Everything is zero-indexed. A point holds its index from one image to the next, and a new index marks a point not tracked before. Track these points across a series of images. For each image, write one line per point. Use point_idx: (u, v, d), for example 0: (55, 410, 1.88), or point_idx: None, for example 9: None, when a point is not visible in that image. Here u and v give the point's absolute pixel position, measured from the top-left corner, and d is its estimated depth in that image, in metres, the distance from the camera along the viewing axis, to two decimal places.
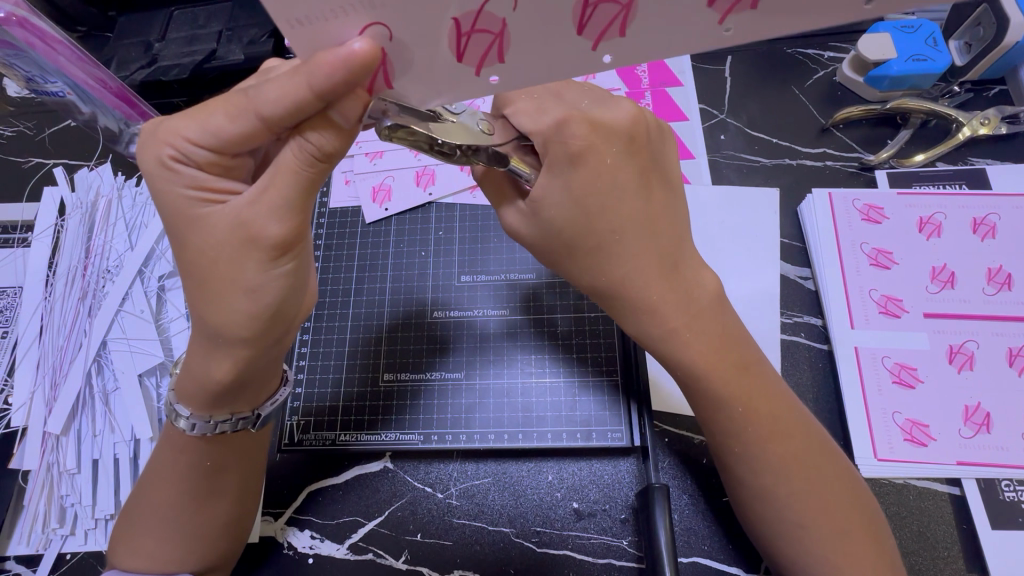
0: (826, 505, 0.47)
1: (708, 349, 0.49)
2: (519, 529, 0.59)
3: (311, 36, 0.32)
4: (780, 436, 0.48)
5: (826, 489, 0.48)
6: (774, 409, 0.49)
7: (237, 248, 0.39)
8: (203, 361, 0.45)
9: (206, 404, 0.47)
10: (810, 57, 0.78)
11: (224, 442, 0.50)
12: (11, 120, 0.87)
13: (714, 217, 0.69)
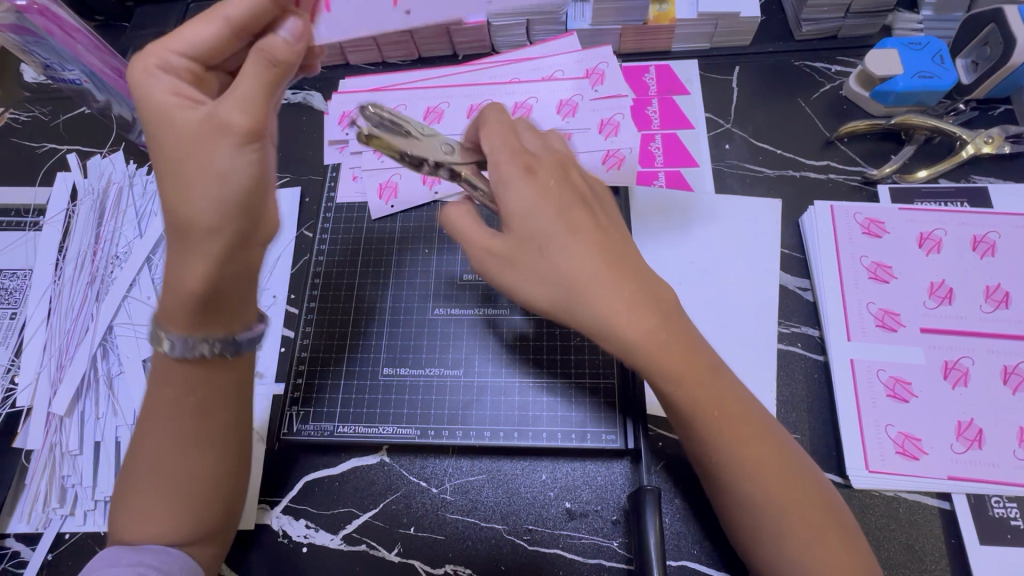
0: (798, 510, 0.47)
1: (662, 350, 0.46)
2: (511, 526, 0.60)
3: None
4: (743, 437, 0.48)
5: (795, 494, 0.47)
6: (742, 412, 0.48)
7: (208, 134, 0.44)
8: (175, 268, 0.45)
9: (190, 321, 0.47)
10: (817, 70, 0.79)
11: (208, 382, 0.49)
12: (27, 106, 0.89)
13: (716, 226, 0.70)
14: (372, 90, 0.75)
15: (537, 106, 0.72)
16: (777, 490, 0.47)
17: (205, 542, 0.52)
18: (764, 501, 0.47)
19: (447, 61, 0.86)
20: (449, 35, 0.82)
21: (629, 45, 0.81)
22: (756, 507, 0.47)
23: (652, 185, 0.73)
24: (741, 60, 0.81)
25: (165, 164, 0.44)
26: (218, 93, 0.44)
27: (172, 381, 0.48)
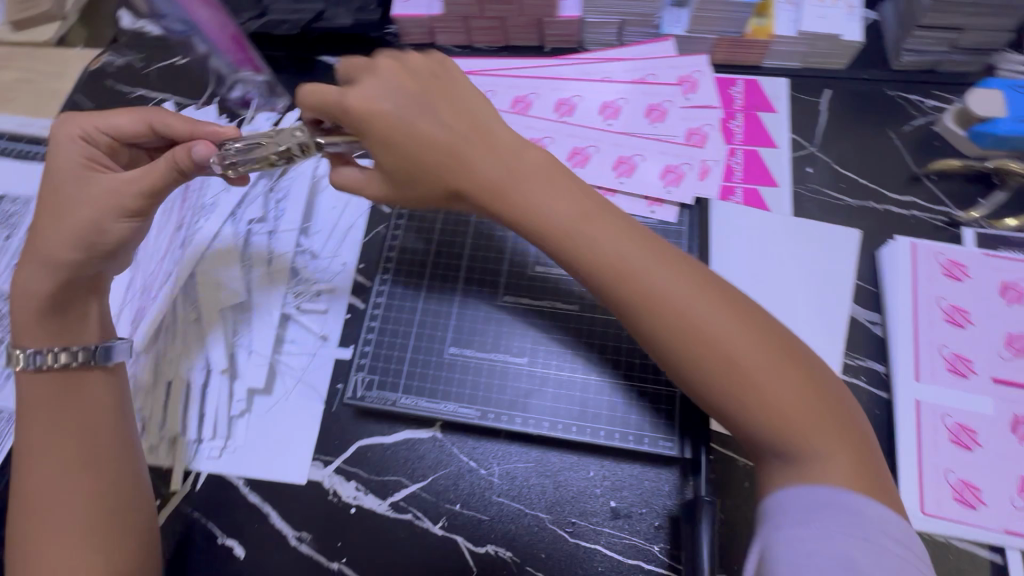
0: (778, 391, 0.45)
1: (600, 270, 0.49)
2: (555, 517, 0.61)
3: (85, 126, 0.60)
4: (718, 326, 0.47)
5: (772, 386, 0.45)
6: (728, 303, 0.48)
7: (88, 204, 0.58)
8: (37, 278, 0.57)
9: (49, 334, 0.58)
10: (912, 102, 0.77)
11: (74, 401, 0.57)
12: (122, 50, 0.91)
13: (790, 248, 0.69)
14: (462, 73, 0.78)
15: (625, 107, 0.73)
16: (754, 377, 0.45)
17: None
18: (735, 385, 0.46)
19: (533, 51, 0.86)
20: (540, 26, 0.82)
21: (720, 55, 0.80)
22: (726, 395, 0.46)
23: (730, 201, 0.72)
24: (834, 83, 0.79)
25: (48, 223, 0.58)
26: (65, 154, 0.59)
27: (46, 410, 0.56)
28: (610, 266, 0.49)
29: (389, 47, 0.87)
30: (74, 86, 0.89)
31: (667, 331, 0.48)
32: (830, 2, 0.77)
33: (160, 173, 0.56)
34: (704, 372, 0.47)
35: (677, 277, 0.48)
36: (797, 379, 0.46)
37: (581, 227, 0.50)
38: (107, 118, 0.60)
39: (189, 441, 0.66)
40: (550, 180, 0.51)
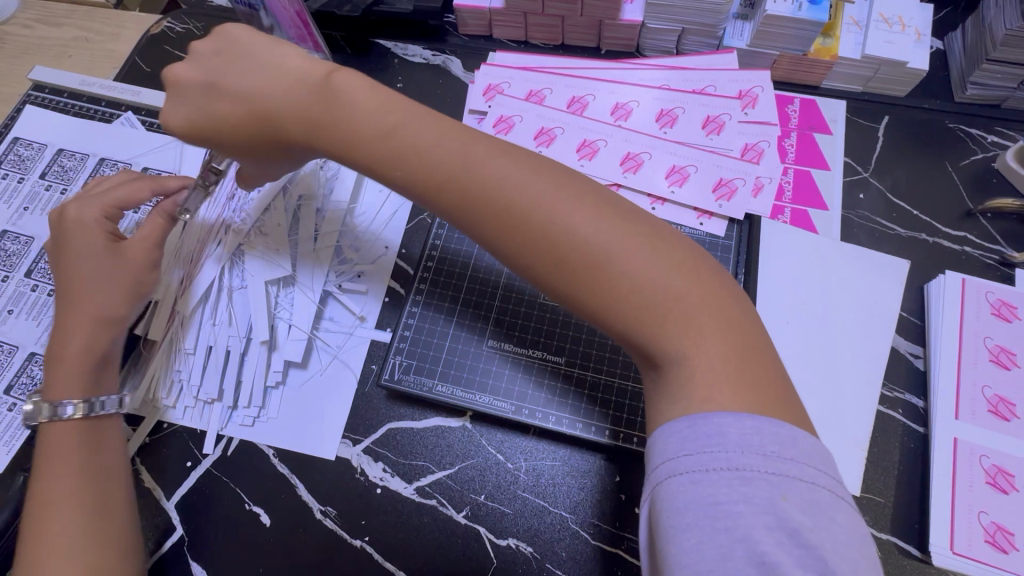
0: (685, 317, 0.42)
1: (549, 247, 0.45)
2: (578, 517, 0.61)
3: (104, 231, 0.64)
4: (598, 239, 0.44)
5: (636, 285, 0.43)
6: (629, 231, 0.45)
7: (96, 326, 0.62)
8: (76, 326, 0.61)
9: (86, 386, 0.60)
10: (972, 136, 0.76)
11: (99, 440, 0.59)
12: (182, 17, 0.92)
13: (837, 272, 0.68)
14: (520, 68, 0.77)
15: (682, 116, 0.73)
16: (665, 305, 0.42)
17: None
18: (640, 311, 0.42)
19: (589, 52, 0.86)
20: (600, 27, 0.82)
21: (779, 72, 0.79)
22: (647, 334, 0.43)
23: (777, 220, 0.72)
24: (893, 110, 0.78)
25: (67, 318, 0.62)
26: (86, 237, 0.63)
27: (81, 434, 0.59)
28: (483, 186, 0.47)
29: (446, 36, 0.87)
30: (134, 48, 0.91)
31: (563, 258, 0.44)
32: (900, 26, 0.75)
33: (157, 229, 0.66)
34: (595, 291, 0.44)
35: (555, 202, 0.45)
36: (695, 303, 0.42)
37: (466, 147, 0.49)
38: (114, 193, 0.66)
39: (224, 407, 0.67)
40: (473, 140, 0.49)
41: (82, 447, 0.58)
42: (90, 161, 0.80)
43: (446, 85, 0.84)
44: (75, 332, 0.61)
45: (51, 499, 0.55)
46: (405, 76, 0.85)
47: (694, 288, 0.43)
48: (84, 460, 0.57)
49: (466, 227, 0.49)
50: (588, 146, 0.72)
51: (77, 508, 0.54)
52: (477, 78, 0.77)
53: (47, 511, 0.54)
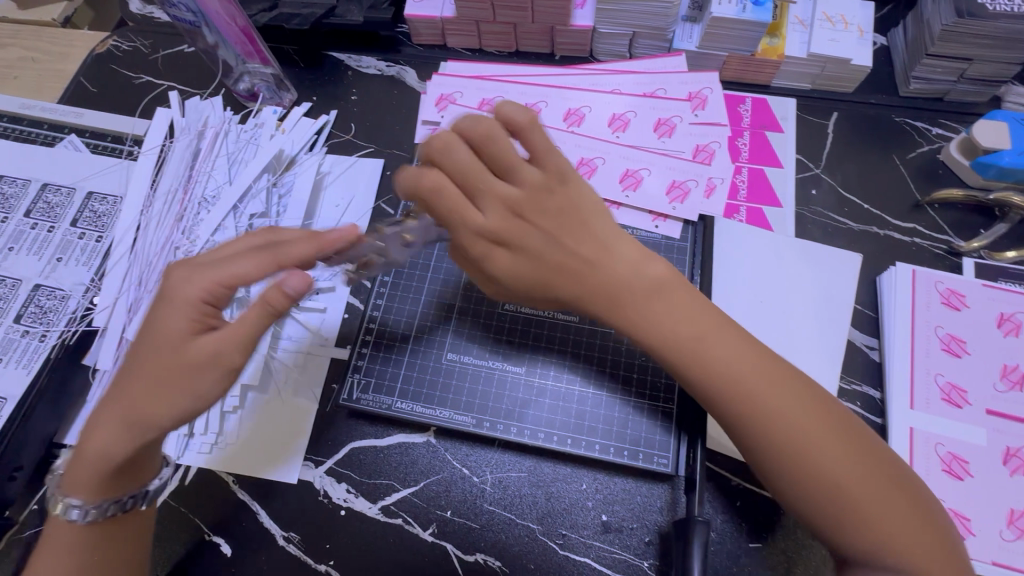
0: (867, 495, 0.45)
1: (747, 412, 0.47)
2: (546, 528, 0.61)
3: (177, 310, 0.48)
4: (785, 410, 0.47)
5: (834, 470, 0.45)
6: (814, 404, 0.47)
7: (125, 439, 0.49)
8: (105, 440, 0.49)
9: (103, 490, 0.51)
10: (918, 129, 0.78)
11: (98, 541, 0.52)
12: (129, 34, 0.90)
13: (793, 269, 0.69)
14: (472, 78, 0.77)
15: (634, 120, 0.73)
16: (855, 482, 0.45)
17: None
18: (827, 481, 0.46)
19: (543, 59, 0.86)
20: (552, 34, 0.82)
21: (730, 72, 0.80)
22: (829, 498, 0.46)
23: (733, 219, 0.73)
24: (842, 106, 0.80)
25: (112, 410, 0.49)
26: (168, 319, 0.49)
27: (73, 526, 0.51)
28: (665, 345, 0.49)
29: (400, 47, 0.87)
30: (79, 68, 0.88)
31: (739, 420, 0.47)
32: (843, 25, 0.76)
33: (252, 323, 0.48)
34: (789, 470, 0.46)
35: (732, 372, 0.48)
36: (866, 480, 0.46)
37: (636, 292, 0.50)
38: (239, 263, 0.49)
39: (180, 435, 0.65)
40: (677, 302, 0.50)
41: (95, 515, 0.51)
42: (32, 186, 0.75)
43: (401, 95, 0.83)
44: (104, 433, 0.49)
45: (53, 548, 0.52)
46: (360, 88, 0.84)
47: (881, 473, 0.46)
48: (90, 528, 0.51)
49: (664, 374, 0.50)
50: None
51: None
52: (429, 89, 0.77)
53: None
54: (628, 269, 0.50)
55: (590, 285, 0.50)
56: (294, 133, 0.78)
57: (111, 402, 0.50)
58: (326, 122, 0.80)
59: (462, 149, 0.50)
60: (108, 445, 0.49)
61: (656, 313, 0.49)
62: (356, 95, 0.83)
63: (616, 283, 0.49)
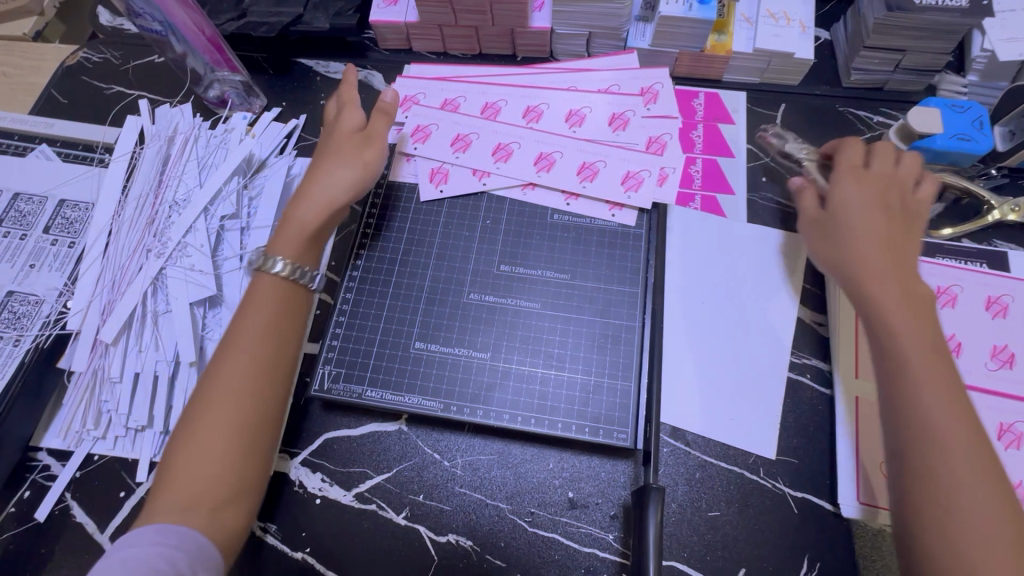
0: (974, 499, 0.46)
1: (957, 416, 0.49)
2: (515, 507, 0.63)
3: (336, 137, 0.70)
4: (959, 423, 0.49)
5: (956, 479, 0.47)
6: (968, 420, 0.49)
7: (281, 296, 0.62)
8: (300, 228, 0.64)
9: (287, 297, 0.62)
10: (860, 118, 0.82)
11: (273, 347, 0.59)
12: (99, 46, 0.92)
13: (745, 252, 0.73)
14: (435, 79, 0.80)
15: (590, 115, 0.77)
16: (964, 490, 0.47)
17: (218, 517, 0.53)
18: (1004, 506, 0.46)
19: (505, 60, 0.89)
20: (512, 36, 0.85)
21: (683, 68, 0.84)
22: (935, 501, 0.47)
23: (687, 207, 0.76)
24: (789, 98, 0.84)
25: (270, 275, 0.62)
26: (334, 152, 0.68)
27: (265, 314, 0.60)
28: (903, 352, 0.52)
29: (367, 52, 0.89)
30: (50, 80, 0.90)
31: (925, 446, 0.48)
32: (786, 21, 0.80)
33: (353, 171, 0.67)
34: (978, 484, 0.47)
35: (943, 367, 0.51)
36: (999, 497, 0.46)
37: (908, 284, 0.55)
38: (350, 124, 0.71)
39: (155, 433, 0.66)
40: (915, 316, 0.54)
41: (258, 386, 0.57)
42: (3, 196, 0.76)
43: (369, 98, 0.85)
44: (287, 245, 0.63)
45: (200, 433, 0.55)
46: (329, 92, 0.86)
47: (999, 499, 0.46)
48: (252, 396, 0.56)
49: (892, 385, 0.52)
50: (503, 149, 0.75)
51: (219, 456, 0.54)
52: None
53: (196, 438, 0.55)
54: (904, 300, 0.54)
55: (853, 276, 0.58)
56: (263, 137, 0.80)
57: (290, 226, 0.64)
58: (295, 126, 0.82)
59: (861, 191, 0.63)
60: (280, 294, 0.62)
61: (892, 325, 0.53)
62: (325, 99, 0.86)
63: (874, 292, 0.56)
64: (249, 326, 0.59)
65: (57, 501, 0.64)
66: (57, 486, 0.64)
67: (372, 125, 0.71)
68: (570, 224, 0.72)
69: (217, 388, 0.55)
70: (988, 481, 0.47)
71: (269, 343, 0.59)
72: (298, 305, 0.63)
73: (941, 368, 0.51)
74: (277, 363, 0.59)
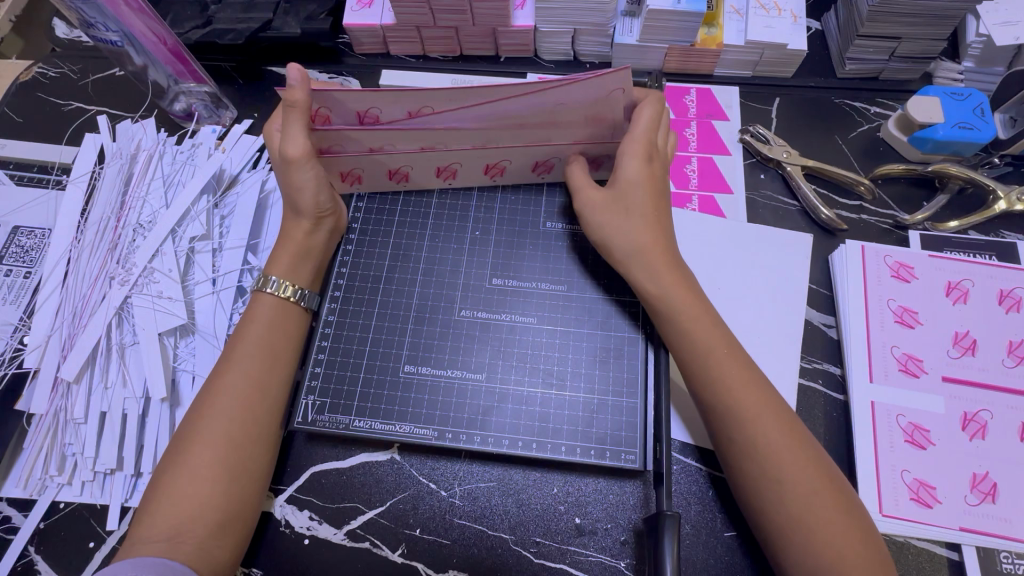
0: (791, 457, 0.50)
1: (733, 388, 0.53)
2: (519, 537, 0.59)
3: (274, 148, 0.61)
4: (750, 396, 0.52)
5: (786, 462, 0.50)
6: (777, 408, 0.52)
7: (282, 312, 0.59)
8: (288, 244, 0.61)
9: (287, 306, 0.60)
10: (856, 109, 0.79)
11: (271, 356, 0.57)
12: (55, 60, 0.86)
13: (746, 254, 0.70)
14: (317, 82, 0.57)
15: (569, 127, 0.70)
16: (786, 470, 0.49)
17: (212, 542, 0.50)
18: (764, 466, 0.50)
19: (488, 61, 0.85)
20: (494, 36, 0.81)
21: (673, 64, 0.81)
22: (758, 477, 0.50)
23: (684, 208, 0.73)
24: (783, 91, 0.81)
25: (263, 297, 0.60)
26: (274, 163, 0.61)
27: (262, 327, 0.58)
28: (682, 331, 0.56)
29: (342, 57, 0.85)
30: (2, 98, 0.84)
31: (736, 424, 0.52)
32: (777, 11, 0.77)
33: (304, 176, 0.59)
34: (751, 450, 0.51)
35: (719, 342, 0.55)
36: (804, 454, 0.50)
37: (647, 255, 0.58)
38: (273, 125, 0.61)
39: (126, 476, 0.61)
40: (681, 291, 0.57)
41: (256, 404, 0.55)
42: None
43: None
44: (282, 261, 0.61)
45: (190, 454, 0.52)
46: None
47: (824, 474, 0.50)
48: (250, 413, 0.54)
49: (692, 358, 0.55)
50: (446, 170, 0.65)
51: (209, 477, 0.51)
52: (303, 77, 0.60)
53: (191, 452, 0.52)
54: (674, 277, 0.58)
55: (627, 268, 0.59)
56: (233, 152, 0.75)
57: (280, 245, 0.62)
58: None
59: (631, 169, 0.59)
60: (278, 309, 0.59)
61: (658, 293, 0.57)
62: None
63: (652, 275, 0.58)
64: (246, 344, 0.57)
65: (19, 556, 0.58)
66: (19, 539, 0.59)
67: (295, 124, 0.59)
68: (565, 232, 0.68)
69: (215, 395, 0.54)
70: (796, 455, 0.50)
71: (265, 361, 0.57)
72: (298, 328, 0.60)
73: (716, 342, 0.55)
74: (275, 383, 0.56)
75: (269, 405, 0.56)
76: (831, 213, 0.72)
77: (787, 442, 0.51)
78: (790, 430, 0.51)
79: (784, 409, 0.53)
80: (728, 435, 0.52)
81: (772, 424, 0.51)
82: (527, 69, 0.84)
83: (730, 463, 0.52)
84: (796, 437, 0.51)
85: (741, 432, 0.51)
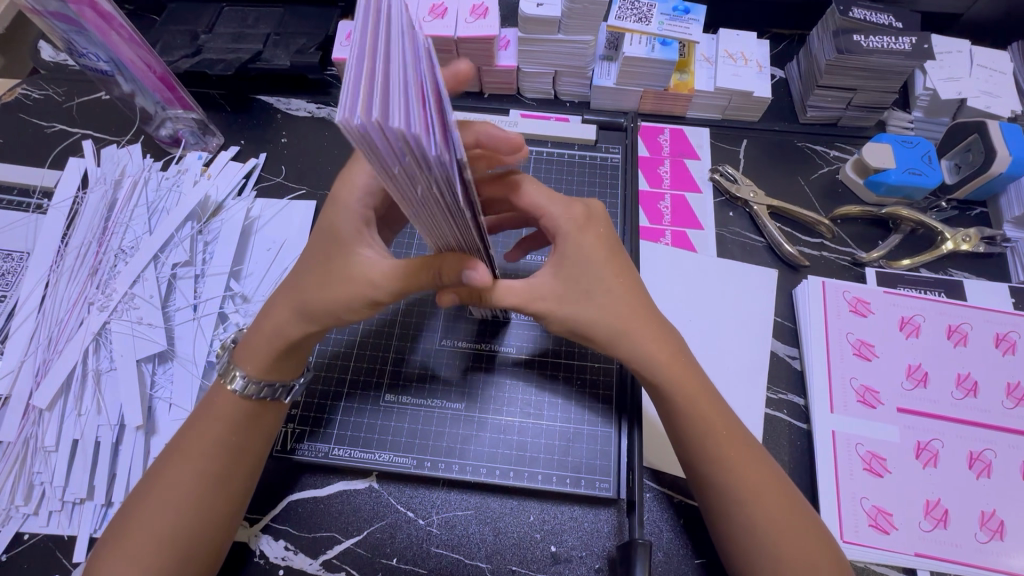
0: (787, 529, 0.51)
1: (750, 474, 0.53)
2: (495, 566, 0.59)
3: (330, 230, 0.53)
4: (752, 474, 0.53)
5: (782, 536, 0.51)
6: (779, 487, 0.53)
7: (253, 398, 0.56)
8: (292, 332, 0.54)
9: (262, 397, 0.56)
10: (817, 152, 0.85)
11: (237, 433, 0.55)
12: (40, 82, 0.86)
13: (715, 288, 0.73)
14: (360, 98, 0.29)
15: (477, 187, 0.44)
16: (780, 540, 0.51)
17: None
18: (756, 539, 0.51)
19: (473, 97, 0.89)
20: (479, 74, 0.85)
21: (648, 106, 0.86)
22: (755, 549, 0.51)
23: (657, 242, 0.77)
24: (751, 134, 0.86)
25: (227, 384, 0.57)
26: (330, 250, 0.52)
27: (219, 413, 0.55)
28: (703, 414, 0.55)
29: (330, 89, 0.87)
30: None
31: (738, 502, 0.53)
32: (743, 61, 0.82)
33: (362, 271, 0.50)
34: (747, 522, 0.52)
35: (728, 429, 0.55)
36: (801, 527, 0.52)
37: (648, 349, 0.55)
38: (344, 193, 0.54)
39: (96, 506, 0.59)
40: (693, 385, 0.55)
41: (212, 481, 0.53)
42: None
43: (332, 137, 0.83)
44: (254, 353, 0.56)
45: (144, 531, 0.50)
46: (290, 130, 0.84)
47: (816, 549, 0.51)
48: (207, 489, 0.53)
49: (706, 439, 0.54)
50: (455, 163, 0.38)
51: (168, 548, 0.50)
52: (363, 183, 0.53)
53: (149, 528, 0.51)
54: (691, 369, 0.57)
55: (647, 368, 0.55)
56: (219, 178, 0.76)
57: (276, 334, 0.55)
58: (255, 165, 0.80)
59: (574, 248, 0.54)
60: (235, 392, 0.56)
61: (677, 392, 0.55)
62: (286, 138, 0.83)
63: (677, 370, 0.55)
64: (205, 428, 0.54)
65: None
66: None
67: (340, 216, 0.53)
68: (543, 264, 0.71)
69: (173, 474, 0.53)
70: (799, 532, 0.51)
71: (224, 442, 0.54)
72: (268, 422, 0.58)
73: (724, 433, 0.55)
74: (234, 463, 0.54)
75: (229, 498, 0.54)
76: (794, 249, 0.76)
77: (786, 514, 0.52)
78: (790, 510, 0.52)
79: (786, 481, 0.55)
80: (721, 504, 0.53)
81: (772, 501, 0.52)
82: (509, 105, 0.88)
83: (722, 530, 0.54)
84: (797, 512, 0.53)
85: (737, 506, 0.52)
